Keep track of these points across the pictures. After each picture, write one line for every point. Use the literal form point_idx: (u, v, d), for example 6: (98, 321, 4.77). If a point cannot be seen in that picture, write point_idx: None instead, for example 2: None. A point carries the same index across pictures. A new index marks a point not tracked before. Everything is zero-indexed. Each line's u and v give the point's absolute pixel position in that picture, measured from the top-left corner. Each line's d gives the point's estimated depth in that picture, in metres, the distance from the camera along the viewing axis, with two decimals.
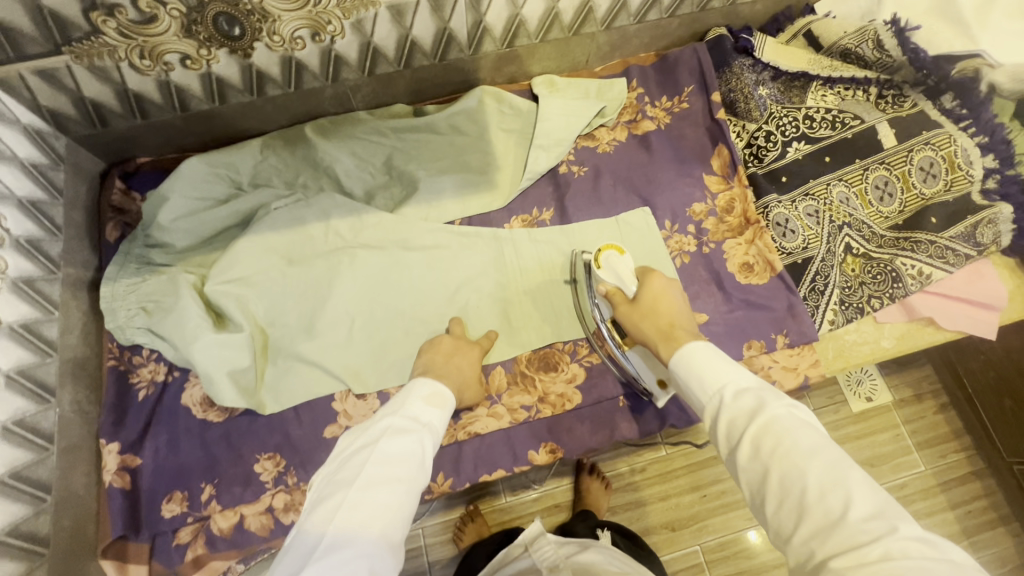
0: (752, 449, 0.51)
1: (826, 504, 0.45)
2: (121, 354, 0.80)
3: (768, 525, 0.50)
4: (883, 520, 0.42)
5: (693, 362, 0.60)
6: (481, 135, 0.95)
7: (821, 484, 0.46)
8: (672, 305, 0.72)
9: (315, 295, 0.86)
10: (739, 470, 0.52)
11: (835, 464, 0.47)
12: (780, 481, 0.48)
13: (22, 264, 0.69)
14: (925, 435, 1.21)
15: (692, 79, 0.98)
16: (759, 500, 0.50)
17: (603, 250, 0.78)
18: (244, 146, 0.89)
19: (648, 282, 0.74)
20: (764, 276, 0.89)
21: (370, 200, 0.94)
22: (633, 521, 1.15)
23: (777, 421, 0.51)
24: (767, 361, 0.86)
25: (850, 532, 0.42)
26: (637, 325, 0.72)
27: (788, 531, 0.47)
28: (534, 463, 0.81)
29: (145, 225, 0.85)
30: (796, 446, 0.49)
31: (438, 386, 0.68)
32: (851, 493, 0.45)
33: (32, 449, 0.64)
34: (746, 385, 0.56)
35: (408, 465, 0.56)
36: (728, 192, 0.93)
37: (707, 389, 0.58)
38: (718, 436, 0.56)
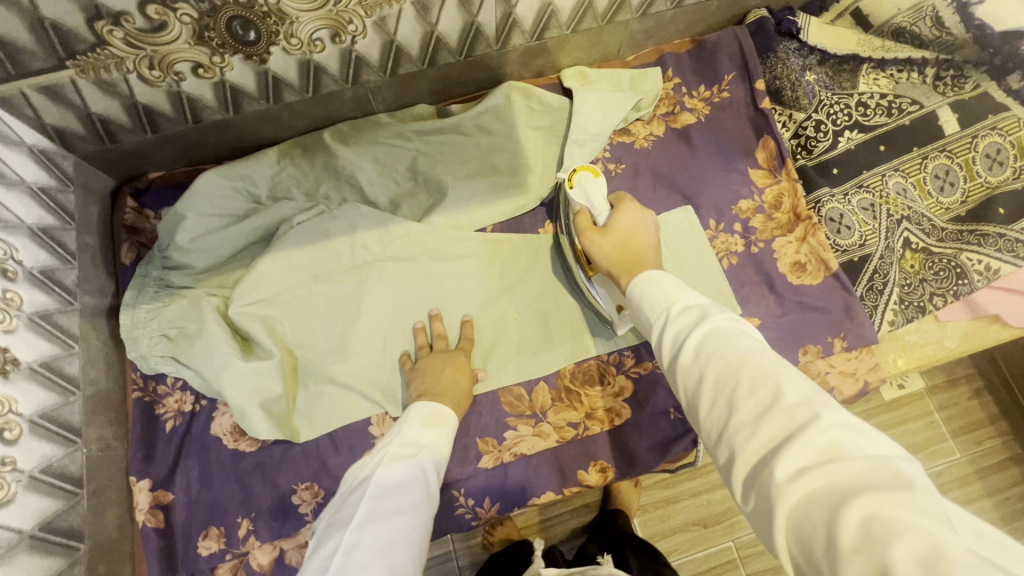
0: (691, 355, 0.46)
1: (755, 396, 0.40)
2: (145, 385, 0.76)
3: (701, 429, 0.45)
4: (810, 408, 0.38)
5: (645, 287, 0.55)
6: (509, 134, 0.90)
7: (753, 377, 0.41)
8: (647, 240, 0.67)
9: (345, 313, 0.81)
10: (675, 375, 0.47)
11: (770, 361, 0.42)
12: (715, 384, 0.43)
13: (38, 297, 0.65)
14: (960, 422, 1.16)
15: (732, 66, 0.92)
16: (693, 404, 0.45)
17: (578, 171, 0.75)
18: (260, 157, 0.84)
19: (624, 211, 0.70)
20: (818, 276, 0.84)
21: (395, 209, 0.89)
22: (663, 519, 1.14)
23: (718, 328, 0.46)
24: (825, 367, 0.81)
25: (780, 425, 0.38)
26: (602, 252, 0.68)
27: (720, 429, 0.42)
28: (585, 484, 0.77)
29: (162, 246, 0.80)
30: (732, 346, 0.44)
31: (437, 407, 0.66)
32: (782, 385, 0.40)
33: (61, 496, 0.60)
34: (694, 303, 0.51)
35: (411, 494, 0.53)
36: (775, 186, 0.88)
37: (655, 309, 0.53)
38: (661, 352, 0.50)
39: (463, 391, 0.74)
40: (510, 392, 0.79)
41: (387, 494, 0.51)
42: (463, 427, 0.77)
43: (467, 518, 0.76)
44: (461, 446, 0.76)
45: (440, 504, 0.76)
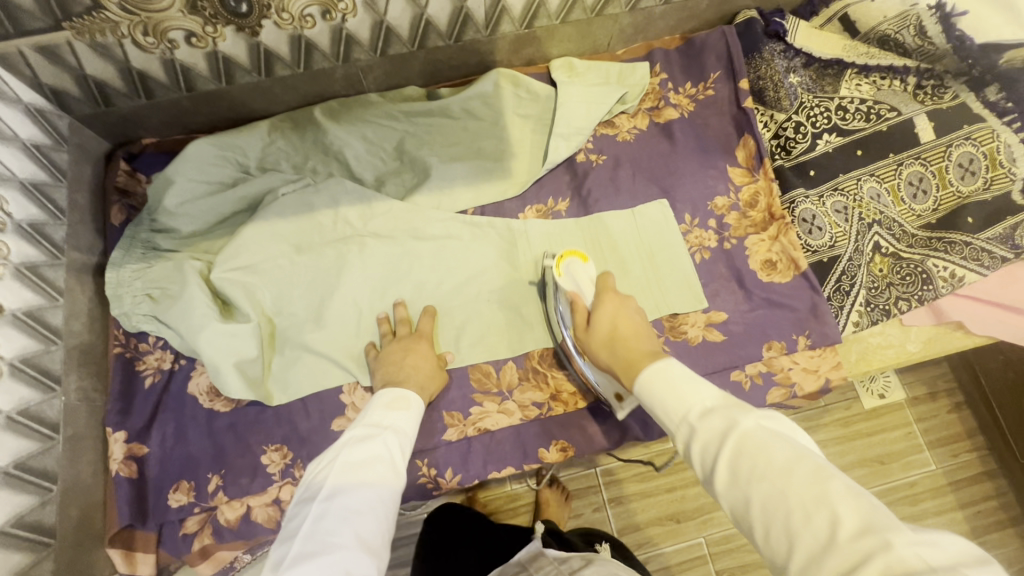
0: (731, 474, 0.47)
1: (812, 526, 0.40)
2: (127, 341, 0.79)
3: (766, 556, 0.44)
4: (871, 534, 0.37)
5: (652, 384, 0.56)
6: (496, 120, 0.92)
7: (805, 503, 0.42)
8: (632, 325, 0.68)
9: (324, 284, 0.84)
10: (721, 499, 0.48)
11: (815, 479, 0.42)
12: (764, 507, 0.44)
13: (25, 248, 0.67)
14: (938, 434, 1.18)
15: (719, 65, 0.93)
16: (749, 530, 0.45)
17: (565, 257, 0.80)
18: (251, 128, 0.87)
19: (606, 301, 0.72)
20: (787, 274, 0.85)
21: (380, 186, 0.91)
22: (636, 512, 1.16)
23: (746, 439, 0.47)
24: (788, 363, 0.83)
25: (845, 554, 0.38)
26: (596, 349, 0.69)
27: (785, 559, 0.42)
28: (545, 462, 0.79)
29: (150, 209, 0.83)
30: (770, 466, 0.45)
31: (400, 391, 0.68)
32: (837, 509, 0.40)
33: (38, 438, 0.63)
34: (710, 403, 0.52)
35: (376, 468, 0.56)
36: (752, 185, 0.90)
37: (673, 414, 0.53)
38: (695, 466, 0.51)
39: (429, 372, 0.76)
40: (478, 368, 0.82)
41: (354, 473, 0.54)
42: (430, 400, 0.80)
43: (428, 488, 0.78)
44: (428, 418, 0.79)
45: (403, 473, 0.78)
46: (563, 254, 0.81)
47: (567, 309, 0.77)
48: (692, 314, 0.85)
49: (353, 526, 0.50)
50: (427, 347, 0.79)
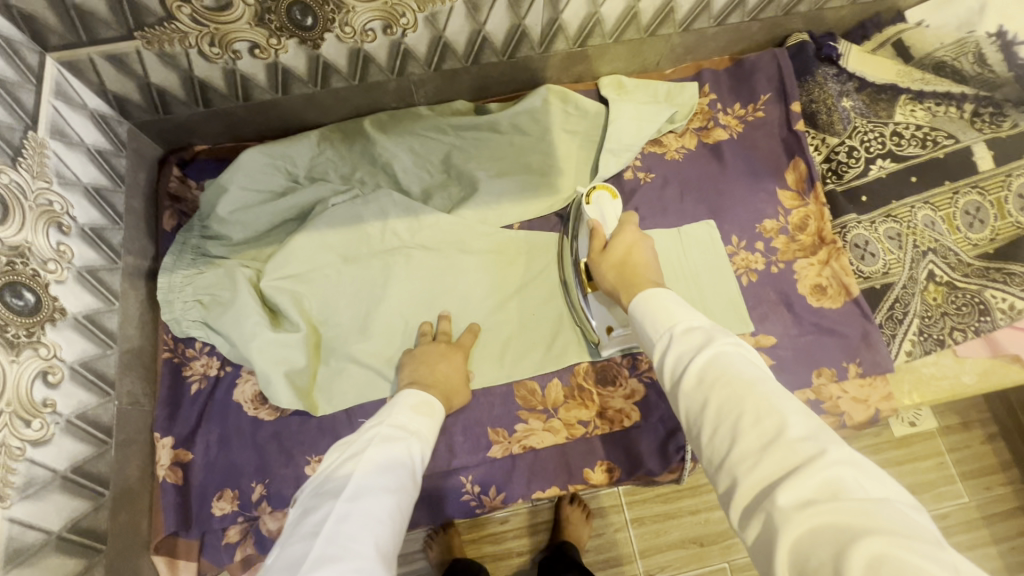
0: (694, 379, 0.47)
1: (760, 426, 0.41)
2: (175, 346, 0.79)
3: (704, 458, 0.45)
4: (815, 444, 0.38)
5: (645, 305, 0.57)
6: (543, 136, 0.92)
7: (758, 408, 0.42)
8: (647, 258, 0.69)
9: (370, 294, 0.84)
10: (680, 399, 0.48)
11: (775, 392, 0.43)
12: (717, 410, 0.44)
13: (86, 252, 0.68)
14: (971, 465, 1.15)
15: (770, 86, 0.93)
16: (696, 429, 0.46)
17: (597, 189, 0.78)
18: (302, 139, 0.88)
19: (625, 234, 0.72)
20: (838, 300, 0.84)
21: (427, 199, 0.91)
22: (659, 534, 1.15)
23: (722, 353, 0.47)
24: (837, 391, 0.81)
25: (784, 456, 0.38)
26: (603, 273, 0.70)
27: (721, 458, 0.42)
28: (590, 482, 0.78)
29: (203, 216, 0.84)
30: (737, 373, 0.45)
31: (425, 396, 0.68)
32: (787, 416, 0.40)
33: (94, 443, 0.63)
34: (695, 323, 0.52)
35: (398, 473, 0.54)
36: (803, 208, 0.88)
37: (659, 328, 0.54)
38: (664, 371, 0.51)
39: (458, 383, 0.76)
40: (523, 385, 0.81)
41: (377, 476, 0.52)
42: (473, 416, 0.79)
43: (472, 506, 0.78)
44: (474, 435, 0.79)
45: (447, 488, 0.78)
46: (594, 187, 0.80)
47: (585, 238, 0.78)
48: (739, 338, 0.83)
49: (376, 531, 0.47)
50: (462, 359, 0.78)
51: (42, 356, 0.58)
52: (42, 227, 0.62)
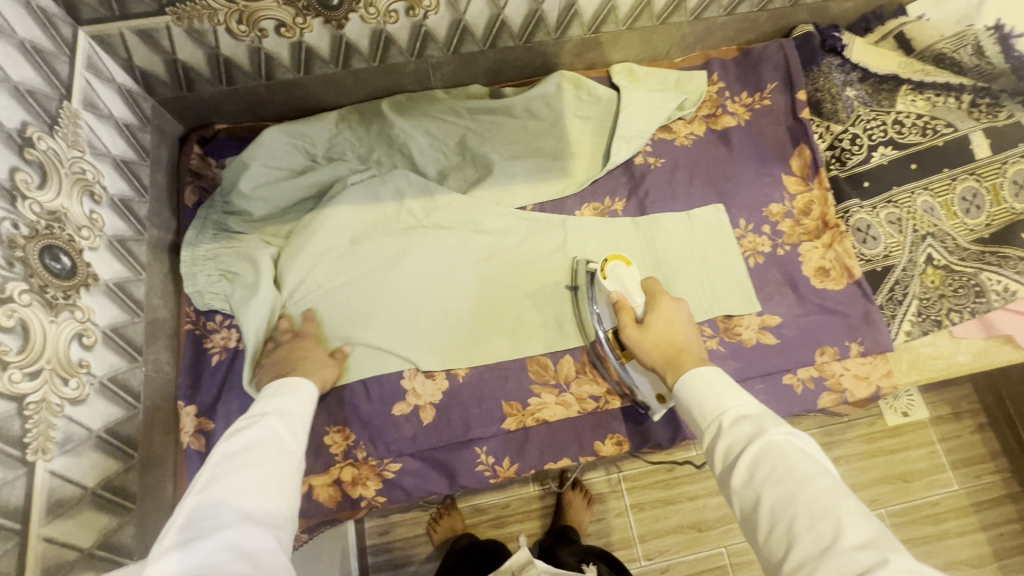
0: (746, 473, 0.47)
1: (816, 532, 0.41)
2: (197, 319, 0.81)
3: (763, 557, 0.45)
4: (875, 553, 0.38)
5: (693, 387, 0.58)
6: (557, 121, 0.95)
7: (813, 510, 0.42)
8: (686, 333, 0.69)
9: (386, 271, 0.86)
10: (732, 495, 0.49)
11: (830, 491, 0.43)
12: (772, 509, 0.45)
13: (116, 222, 0.70)
14: (961, 454, 1.19)
15: (776, 76, 0.96)
16: (751, 526, 0.46)
17: (609, 262, 0.75)
18: (321, 119, 0.90)
19: (661, 306, 0.71)
20: (841, 282, 0.87)
21: (442, 180, 0.94)
22: (659, 519, 1.18)
23: (773, 446, 0.47)
24: (839, 368, 0.84)
25: (842, 565, 0.38)
26: (647, 353, 0.68)
27: (781, 559, 0.43)
28: (601, 454, 0.81)
29: (224, 192, 0.86)
30: (789, 470, 0.45)
31: (289, 379, 0.64)
32: (844, 522, 0.41)
33: (123, 406, 0.65)
34: (745, 411, 0.52)
35: (263, 448, 0.51)
36: (807, 194, 0.91)
37: (707, 414, 0.55)
38: (714, 461, 0.52)
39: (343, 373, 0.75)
40: (536, 360, 0.83)
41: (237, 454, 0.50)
42: (488, 390, 0.81)
43: (486, 476, 0.79)
44: (487, 407, 0.80)
45: (462, 459, 0.79)
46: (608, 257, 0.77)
47: (608, 309, 0.76)
48: (746, 317, 0.86)
49: (241, 503, 0.45)
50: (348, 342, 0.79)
51: (78, 319, 0.60)
52: (77, 195, 0.63)
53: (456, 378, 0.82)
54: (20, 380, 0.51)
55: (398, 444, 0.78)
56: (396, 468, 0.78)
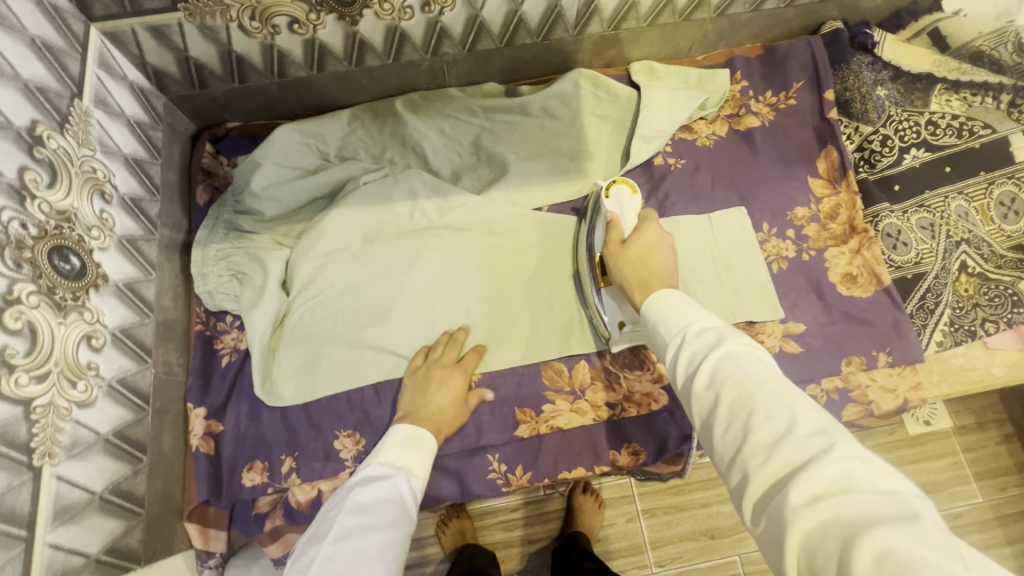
0: (706, 378, 0.44)
1: (769, 424, 0.39)
2: (207, 320, 0.80)
3: (714, 455, 0.43)
4: (825, 439, 0.37)
5: (659, 308, 0.55)
6: (574, 120, 0.92)
7: (769, 404, 0.40)
8: (667, 260, 0.66)
9: (398, 273, 0.84)
10: (691, 399, 0.46)
11: (784, 388, 0.41)
12: (729, 407, 0.42)
13: (126, 222, 0.69)
14: (985, 466, 1.14)
15: (803, 74, 0.92)
16: (706, 427, 0.44)
17: (616, 183, 0.76)
18: (333, 118, 0.89)
19: (647, 228, 0.70)
20: (868, 289, 0.83)
21: (456, 180, 0.92)
22: (671, 525, 1.15)
23: (734, 351, 0.45)
24: (866, 380, 0.81)
25: (794, 453, 0.37)
26: (620, 268, 0.67)
27: (733, 454, 0.41)
28: (616, 464, 0.78)
29: (236, 191, 0.85)
30: (748, 370, 0.42)
31: (416, 428, 0.67)
32: (797, 413, 0.39)
33: (132, 409, 0.64)
34: (709, 324, 0.49)
35: (390, 511, 0.55)
36: (834, 197, 0.88)
37: (671, 330, 0.51)
38: (673, 371, 0.49)
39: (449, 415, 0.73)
40: (551, 366, 0.81)
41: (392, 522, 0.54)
42: (502, 396, 0.79)
43: (498, 484, 0.77)
44: (500, 413, 0.79)
45: (474, 466, 0.77)
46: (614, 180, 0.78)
47: (602, 232, 0.76)
48: (769, 324, 0.83)
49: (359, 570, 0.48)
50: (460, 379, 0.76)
51: (87, 320, 0.59)
52: (87, 194, 0.62)
53: (468, 384, 0.80)
54: (26, 384, 0.50)
55: None
56: None
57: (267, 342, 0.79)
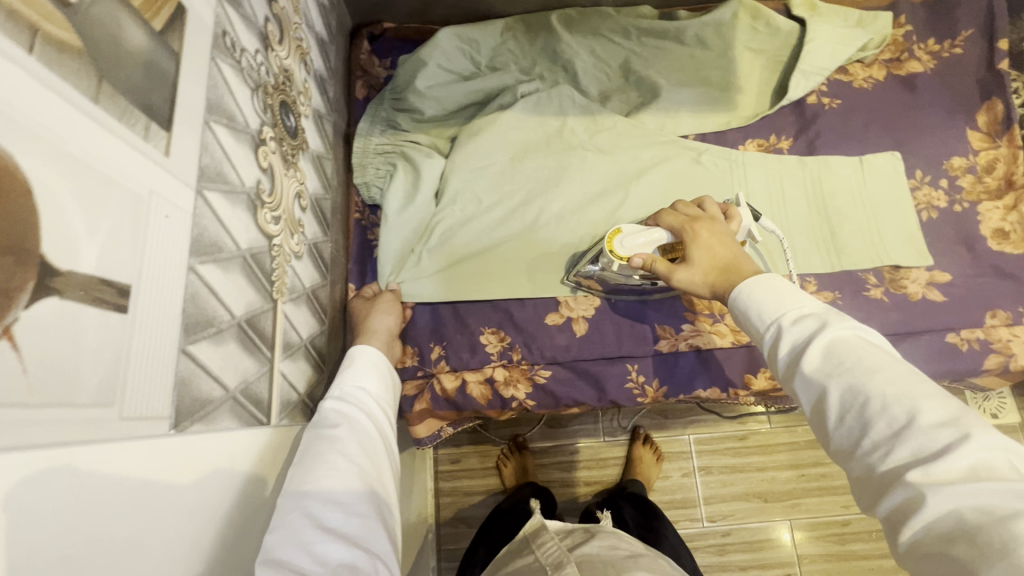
0: (816, 366, 0.43)
1: (888, 414, 0.38)
2: (363, 211, 0.84)
3: (828, 444, 0.43)
4: (956, 429, 0.36)
5: (760, 287, 0.51)
6: (726, 51, 0.91)
7: (886, 394, 0.39)
8: (732, 249, 0.62)
9: (543, 188, 0.85)
10: (800, 382, 0.44)
11: (904, 376, 0.39)
12: (842, 402, 0.41)
13: (317, 96, 0.71)
14: None
15: (974, 23, 0.89)
16: (818, 418, 0.43)
17: (615, 240, 0.68)
18: (488, 26, 0.90)
19: (699, 239, 0.64)
20: (1020, 246, 0.82)
21: (604, 102, 0.92)
22: (727, 485, 1.18)
23: (842, 338, 0.43)
24: (1007, 334, 0.78)
25: (915, 446, 0.36)
26: (695, 284, 0.62)
27: (849, 448, 0.40)
28: (752, 387, 0.78)
29: (396, 89, 0.87)
30: (859, 361, 0.41)
31: (357, 358, 0.60)
32: (920, 403, 0.37)
33: (321, 274, 0.67)
34: (810, 309, 0.47)
35: (348, 436, 0.49)
36: (992, 150, 0.85)
37: (765, 317, 0.49)
38: (776, 362, 0.47)
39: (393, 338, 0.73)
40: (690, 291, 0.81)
41: (333, 439, 0.48)
42: (643, 312, 0.81)
43: (635, 394, 0.79)
44: (641, 326, 0.80)
45: (613, 373, 0.79)
46: (608, 237, 0.69)
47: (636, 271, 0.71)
48: (914, 271, 0.82)
49: (331, 494, 0.44)
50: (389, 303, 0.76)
51: (298, 181, 0.61)
52: (298, 60, 0.64)
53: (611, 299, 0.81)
54: (270, 222, 0.53)
55: (554, 351, 0.79)
56: (547, 374, 0.79)
57: (411, 246, 0.82)
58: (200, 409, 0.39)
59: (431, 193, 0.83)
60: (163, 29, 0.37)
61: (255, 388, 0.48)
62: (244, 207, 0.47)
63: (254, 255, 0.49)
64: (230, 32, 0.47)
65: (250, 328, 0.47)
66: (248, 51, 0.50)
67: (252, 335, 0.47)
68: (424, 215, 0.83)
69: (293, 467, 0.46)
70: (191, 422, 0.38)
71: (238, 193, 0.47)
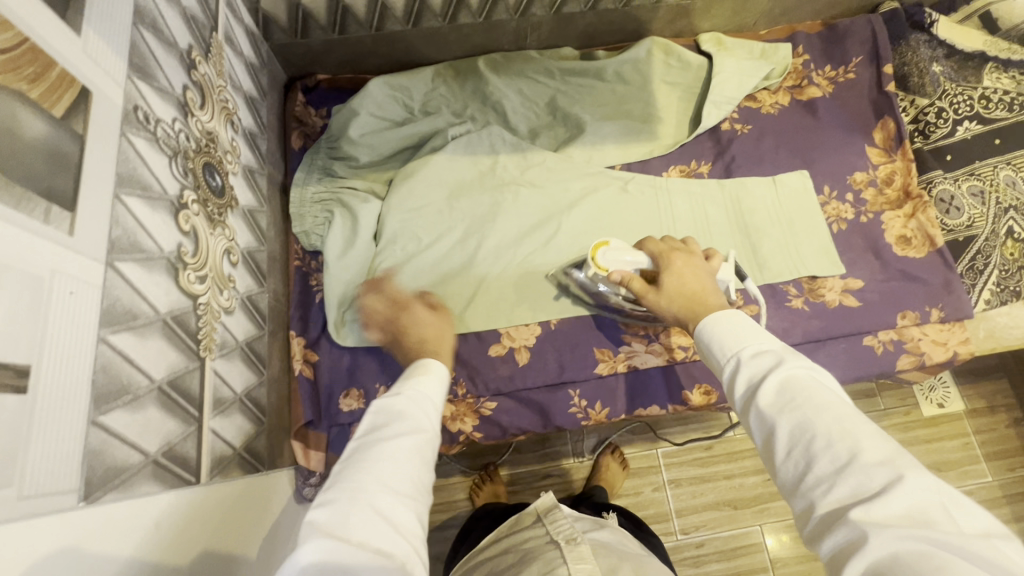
0: (770, 401, 0.42)
1: (831, 451, 0.38)
2: (303, 257, 0.86)
3: (775, 478, 0.42)
4: (893, 470, 0.36)
5: (715, 323, 0.52)
6: (644, 86, 0.98)
7: (831, 429, 0.39)
8: (703, 283, 0.65)
9: (478, 225, 0.88)
10: (754, 414, 0.43)
11: (852, 415, 0.39)
12: (791, 435, 0.40)
13: (246, 152, 0.73)
14: (995, 447, 1.16)
15: (862, 50, 0.98)
16: (768, 450, 0.42)
17: (598, 249, 0.70)
18: (419, 73, 0.95)
19: (675, 265, 0.67)
20: (922, 250, 0.88)
21: (534, 138, 0.97)
22: (693, 497, 1.20)
23: (795, 376, 0.43)
24: (918, 333, 0.85)
25: (857, 482, 0.36)
26: (664, 306, 0.64)
27: (793, 482, 0.40)
28: (689, 403, 0.83)
29: (332, 138, 0.90)
30: (815, 396, 0.41)
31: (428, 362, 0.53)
32: (861, 442, 0.38)
33: (256, 325, 0.68)
34: (769, 346, 0.47)
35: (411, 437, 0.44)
36: (888, 164, 0.93)
37: (726, 349, 0.49)
38: (732, 398, 0.47)
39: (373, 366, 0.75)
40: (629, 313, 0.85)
41: (393, 437, 0.43)
42: (583, 339, 0.83)
43: (578, 418, 0.82)
44: (581, 351, 0.83)
45: (556, 401, 0.82)
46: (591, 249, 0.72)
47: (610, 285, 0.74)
48: (829, 280, 0.88)
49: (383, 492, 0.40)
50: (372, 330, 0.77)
51: (227, 238, 0.63)
52: (223, 121, 0.66)
53: (550, 326, 0.84)
54: (194, 282, 0.54)
55: (497, 382, 0.82)
56: (492, 406, 0.81)
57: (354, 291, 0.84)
58: (116, 477, 0.40)
59: (369, 238, 0.86)
60: (66, 115, 0.39)
61: (180, 448, 0.48)
62: (162, 272, 0.49)
63: (176, 317, 0.50)
64: (143, 106, 0.49)
65: (173, 390, 0.48)
66: (164, 121, 0.53)
67: (175, 397, 0.48)
68: (364, 260, 0.85)
69: (352, 455, 0.42)
70: (104, 491, 0.38)
71: (155, 259, 0.48)
